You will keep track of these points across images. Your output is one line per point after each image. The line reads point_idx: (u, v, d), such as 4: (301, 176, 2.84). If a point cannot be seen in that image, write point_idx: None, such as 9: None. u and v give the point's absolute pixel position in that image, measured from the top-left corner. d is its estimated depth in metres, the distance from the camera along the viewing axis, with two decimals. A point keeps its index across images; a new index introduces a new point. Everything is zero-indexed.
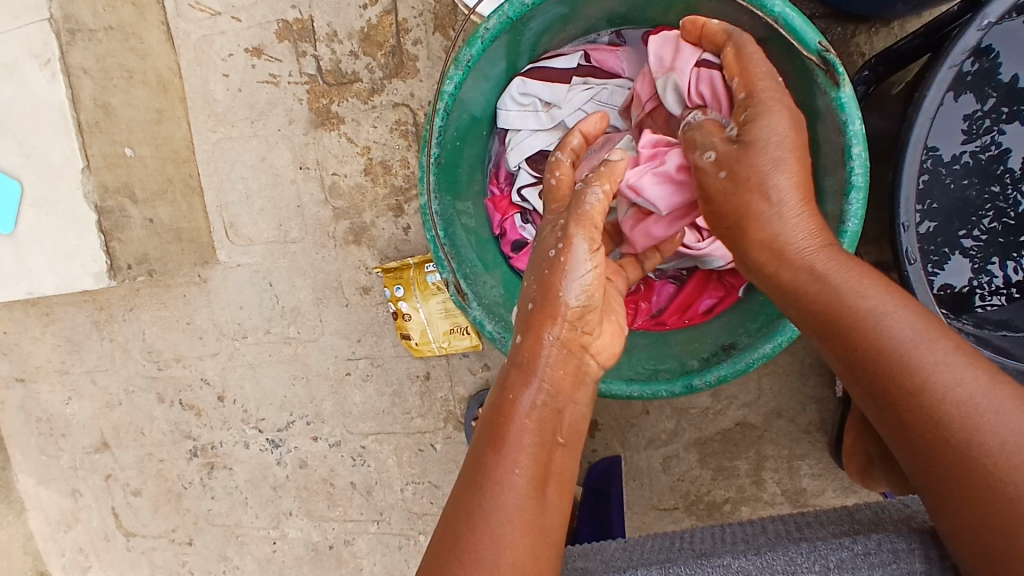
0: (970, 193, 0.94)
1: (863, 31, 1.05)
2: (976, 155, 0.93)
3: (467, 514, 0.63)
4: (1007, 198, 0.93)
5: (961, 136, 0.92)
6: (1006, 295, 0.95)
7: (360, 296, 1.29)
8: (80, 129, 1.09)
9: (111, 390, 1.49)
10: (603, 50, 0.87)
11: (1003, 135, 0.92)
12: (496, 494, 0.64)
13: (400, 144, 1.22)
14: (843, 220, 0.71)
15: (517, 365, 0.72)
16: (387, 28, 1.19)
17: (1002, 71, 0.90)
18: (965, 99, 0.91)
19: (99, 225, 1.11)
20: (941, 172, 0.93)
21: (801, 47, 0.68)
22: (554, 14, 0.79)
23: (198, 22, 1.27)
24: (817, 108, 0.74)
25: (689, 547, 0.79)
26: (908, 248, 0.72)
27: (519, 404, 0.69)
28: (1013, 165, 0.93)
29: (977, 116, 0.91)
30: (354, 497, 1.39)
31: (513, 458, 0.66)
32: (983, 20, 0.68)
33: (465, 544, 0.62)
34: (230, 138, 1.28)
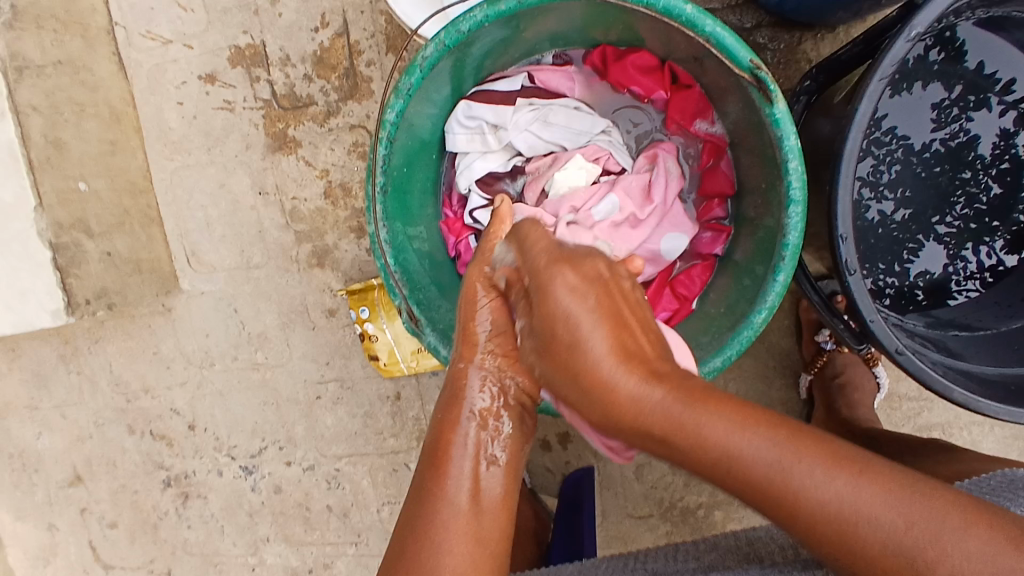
0: (941, 180, 0.95)
1: (808, 38, 1.06)
2: (945, 143, 0.94)
3: (411, 524, 0.65)
4: (978, 183, 0.95)
5: (929, 125, 0.93)
6: (979, 280, 0.96)
7: (326, 319, 1.28)
8: (31, 166, 1.08)
9: (81, 423, 1.47)
10: (546, 70, 0.88)
11: (970, 122, 0.93)
12: (436, 511, 0.65)
13: (359, 165, 1.21)
14: (784, 232, 0.71)
15: (448, 391, 0.72)
16: (340, 51, 1.19)
17: (967, 60, 0.91)
18: (933, 88, 0.92)
19: (54, 262, 1.10)
20: (913, 161, 0.94)
21: (734, 65, 0.68)
22: (495, 39, 0.79)
23: (149, 51, 1.26)
24: (756, 122, 0.74)
25: (642, 567, 0.80)
26: (849, 258, 0.72)
27: (458, 425, 0.70)
28: (983, 151, 0.94)
29: (946, 104, 0.92)
30: (331, 520, 1.39)
31: (452, 472, 0.67)
32: (912, 31, 0.69)
33: (410, 556, 0.63)
34: (187, 166, 1.27)
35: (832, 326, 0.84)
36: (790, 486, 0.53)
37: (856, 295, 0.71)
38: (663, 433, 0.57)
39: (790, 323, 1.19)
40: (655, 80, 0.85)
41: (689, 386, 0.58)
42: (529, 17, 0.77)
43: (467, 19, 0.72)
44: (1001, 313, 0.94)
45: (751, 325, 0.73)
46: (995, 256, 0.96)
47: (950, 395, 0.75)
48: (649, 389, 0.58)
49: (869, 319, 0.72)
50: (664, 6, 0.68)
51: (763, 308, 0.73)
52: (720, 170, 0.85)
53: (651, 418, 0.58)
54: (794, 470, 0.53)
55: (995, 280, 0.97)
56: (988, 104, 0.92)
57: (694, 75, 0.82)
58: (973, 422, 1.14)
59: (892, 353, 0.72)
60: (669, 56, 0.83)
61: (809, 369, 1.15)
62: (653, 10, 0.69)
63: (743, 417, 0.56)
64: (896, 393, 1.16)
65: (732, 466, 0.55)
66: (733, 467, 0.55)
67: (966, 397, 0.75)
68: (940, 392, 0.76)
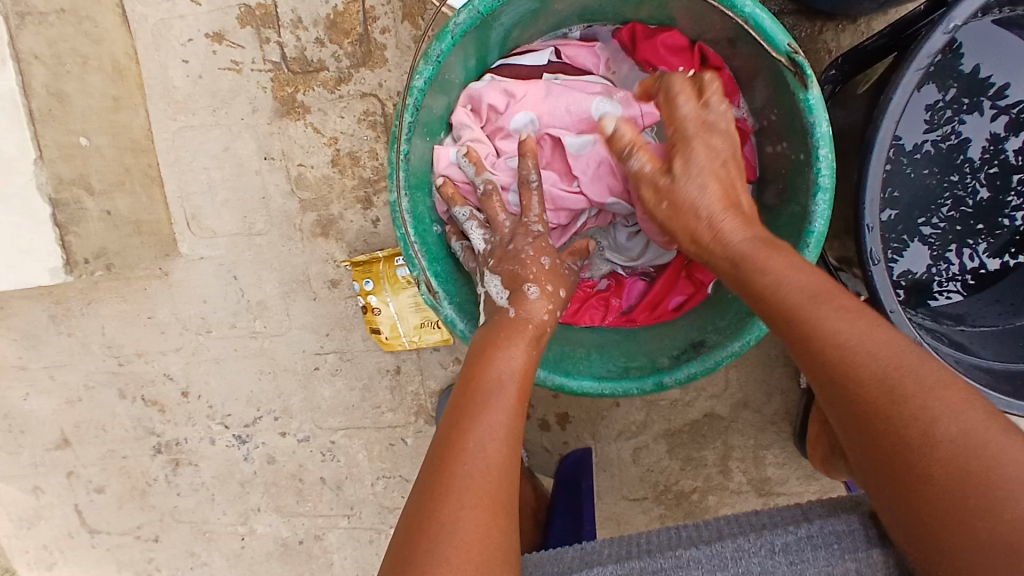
0: (930, 181, 0.95)
1: (829, 28, 1.06)
2: (936, 144, 0.94)
3: (447, 444, 0.62)
4: (966, 186, 0.95)
5: (922, 125, 0.93)
6: (962, 282, 0.97)
7: (327, 290, 1.27)
8: (31, 118, 1.08)
9: (72, 386, 1.44)
10: (573, 46, 0.87)
11: (963, 124, 0.93)
12: (472, 432, 0.62)
13: (369, 135, 1.19)
14: (810, 220, 0.71)
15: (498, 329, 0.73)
16: (354, 16, 1.16)
17: (964, 62, 0.91)
18: (928, 88, 0.92)
19: (54, 219, 1.10)
20: (903, 162, 0.94)
21: (771, 48, 0.67)
22: (526, 11, 0.78)
23: (156, 5, 1.21)
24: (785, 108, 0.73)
25: (644, 543, 0.78)
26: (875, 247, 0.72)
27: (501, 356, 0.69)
28: (973, 155, 0.93)
29: (940, 105, 0.92)
30: (324, 493, 1.38)
31: (490, 398, 0.65)
32: (949, 24, 0.68)
33: (444, 469, 0.60)
34: (191, 127, 1.24)
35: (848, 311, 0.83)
36: (816, 322, 0.62)
37: (879, 285, 0.71)
38: (739, 257, 0.70)
39: None
40: (684, 60, 0.82)
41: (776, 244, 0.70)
42: None
43: None
44: (1002, 309, 0.96)
45: None
46: (978, 259, 0.96)
47: None
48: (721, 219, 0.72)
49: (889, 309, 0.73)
50: None
51: None
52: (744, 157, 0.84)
53: (716, 247, 0.72)
54: (821, 308, 0.62)
55: (977, 282, 0.97)
56: (981, 108, 0.92)
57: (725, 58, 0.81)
58: None
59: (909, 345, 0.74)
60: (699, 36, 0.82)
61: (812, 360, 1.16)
62: None
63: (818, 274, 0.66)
64: None
65: (765, 289, 0.66)
66: (765, 288, 0.66)
67: None
68: None
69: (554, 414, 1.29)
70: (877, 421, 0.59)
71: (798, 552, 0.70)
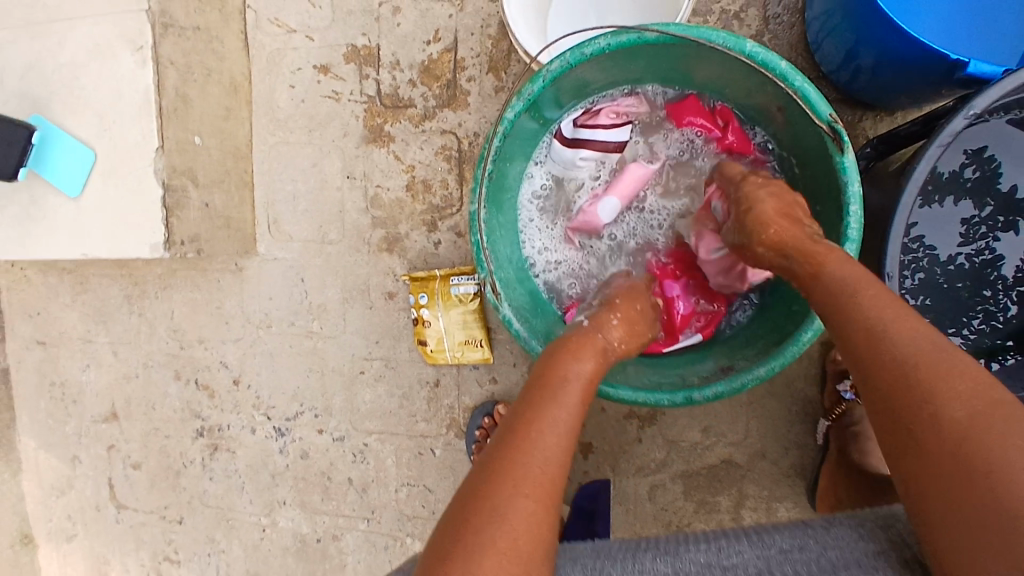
0: (961, 293, 1.08)
1: (868, 117, 1.16)
2: (971, 258, 1.07)
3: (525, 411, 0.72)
4: (997, 303, 1.07)
5: (958, 239, 1.06)
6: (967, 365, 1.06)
7: (384, 301, 1.39)
8: (160, 112, 1.17)
9: (130, 363, 1.55)
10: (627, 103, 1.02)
11: (998, 241, 1.06)
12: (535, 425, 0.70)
13: (443, 167, 1.34)
14: None
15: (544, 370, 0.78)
16: (446, 64, 1.32)
17: (1002, 182, 1.04)
18: (965, 205, 1.05)
19: (163, 201, 1.18)
20: (937, 271, 1.07)
21: (815, 116, 0.80)
22: (595, 67, 0.91)
23: (275, 36, 1.38)
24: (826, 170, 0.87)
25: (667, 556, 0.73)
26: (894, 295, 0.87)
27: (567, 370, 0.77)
28: (1005, 272, 1.07)
29: (976, 221, 1.06)
30: (349, 493, 1.46)
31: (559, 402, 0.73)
32: (970, 110, 0.79)
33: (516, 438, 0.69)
34: (287, 142, 1.40)
35: None
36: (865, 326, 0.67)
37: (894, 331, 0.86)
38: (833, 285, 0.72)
39: (815, 373, 1.27)
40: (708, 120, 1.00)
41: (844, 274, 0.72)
42: (634, 54, 0.90)
43: (591, 45, 0.85)
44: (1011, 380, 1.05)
45: (799, 340, 0.81)
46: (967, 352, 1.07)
47: None
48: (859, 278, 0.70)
49: None
50: (762, 60, 0.81)
51: (811, 327, 0.81)
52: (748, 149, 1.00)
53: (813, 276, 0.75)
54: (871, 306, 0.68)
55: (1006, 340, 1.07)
56: (1016, 227, 1.05)
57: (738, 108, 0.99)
58: None
59: None
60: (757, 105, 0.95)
61: (828, 416, 1.20)
62: (754, 61, 0.81)
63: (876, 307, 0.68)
64: None
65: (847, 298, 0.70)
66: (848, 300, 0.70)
67: None
68: None
69: (578, 443, 1.35)
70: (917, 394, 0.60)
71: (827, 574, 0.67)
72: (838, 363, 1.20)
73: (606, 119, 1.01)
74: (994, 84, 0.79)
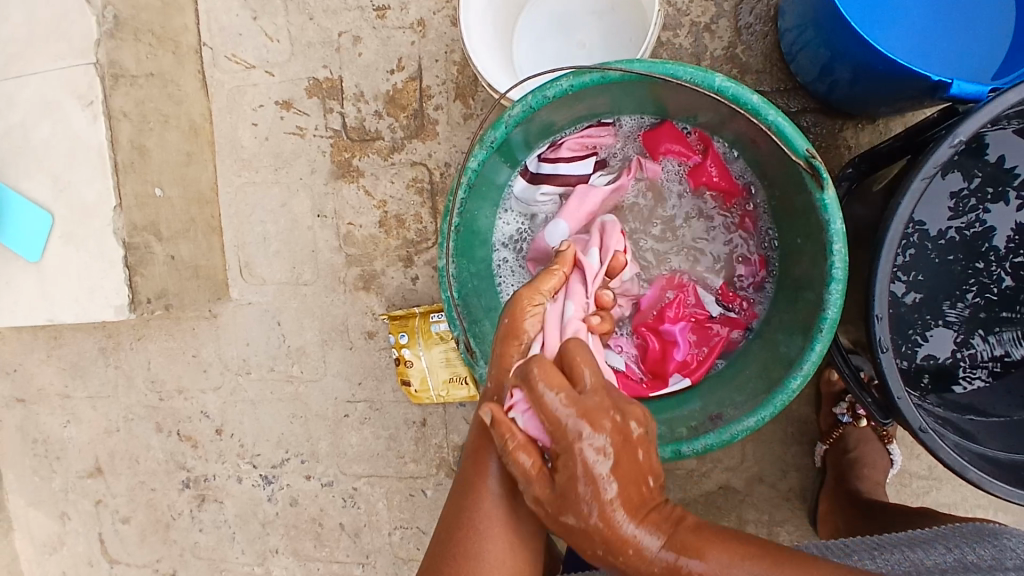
0: (955, 267, 0.99)
1: (850, 127, 1.12)
2: (961, 231, 0.98)
3: (458, 514, 0.74)
4: (990, 274, 1.00)
5: (947, 214, 0.97)
6: (987, 370, 1.01)
7: (364, 340, 1.34)
8: (116, 168, 1.14)
9: (110, 417, 1.51)
10: (595, 133, 0.96)
11: (987, 213, 0.97)
12: (477, 508, 0.73)
13: (415, 200, 1.29)
14: (824, 306, 0.79)
15: (465, 483, 0.75)
16: (411, 93, 1.27)
17: (987, 154, 0.95)
18: (952, 177, 0.96)
19: (125, 260, 1.15)
20: (928, 247, 0.99)
21: (790, 152, 0.76)
22: (558, 107, 0.86)
23: (233, 73, 1.33)
24: (805, 205, 0.82)
25: None
26: (881, 337, 0.79)
27: (489, 454, 0.74)
28: (997, 244, 0.98)
29: (964, 195, 0.97)
30: (342, 539, 1.42)
31: (488, 483, 0.73)
32: (954, 138, 0.74)
33: (457, 526, 0.73)
34: (253, 182, 1.35)
35: (859, 399, 0.93)
36: None
37: (887, 373, 0.78)
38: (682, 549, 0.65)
39: (811, 391, 1.22)
40: (685, 147, 0.95)
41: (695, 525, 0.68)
42: (600, 91, 0.85)
43: (553, 86, 0.79)
44: (1012, 402, 1.00)
45: (787, 389, 0.80)
46: (1003, 346, 1.01)
47: (966, 475, 0.82)
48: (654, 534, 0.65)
49: (896, 396, 0.80)
50: (732, 94, 0.76)
51: (799, 373, 0.80)
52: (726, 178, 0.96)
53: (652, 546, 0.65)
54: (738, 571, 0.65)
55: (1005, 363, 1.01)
56: (1005, 198, 0.96)
57: (713, 135, 0.94)
58: (979, 506, 1.17)
59: (915, 430, 0.80)
60: (731, 127, 0.89)
61: (825, 439, 1.19)
62: (722, 98, 0.76)
63: (732, 552, 0.66)
64: (907, 470, 1.19)
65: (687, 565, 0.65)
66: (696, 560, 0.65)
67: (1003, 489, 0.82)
68: (957, 471, 0.82)
69: None
70: None
71: None
72: (833, 385, 1.18)
73: (568, 151, 0.96)
74: (980, 108, 0.74)
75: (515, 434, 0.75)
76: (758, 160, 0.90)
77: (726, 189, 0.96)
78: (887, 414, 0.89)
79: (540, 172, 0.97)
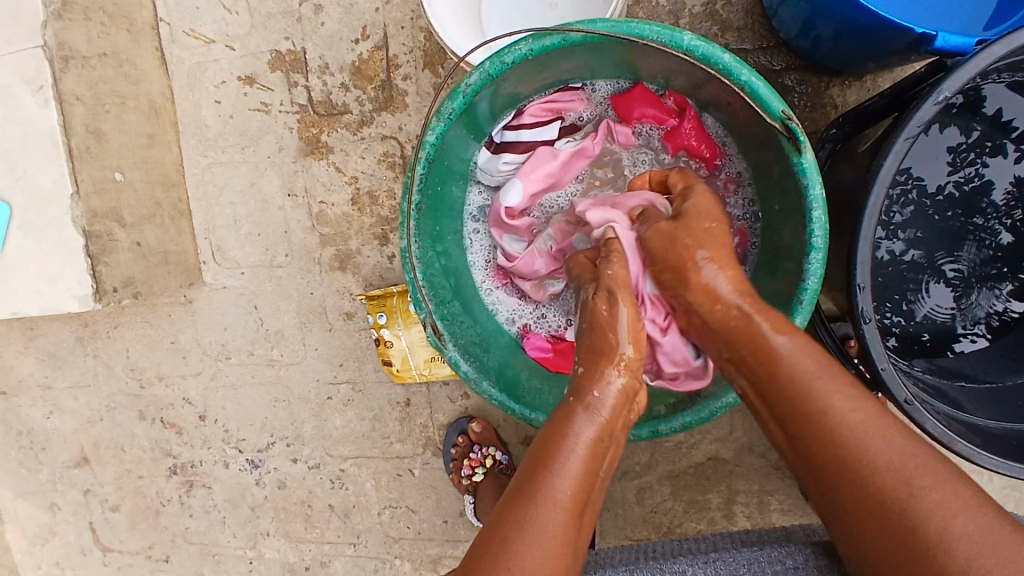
0: (954, 224, 0.96)
1: (836, 84, 1.07)
2: (960, 186, 0.94)
3: (530, 496, 0.65)
4: (989, 230, 0.96)
5: (946, 168, 0.94)
6: (984, 326, 0.99)
7: (343, 322, 1.31)
8: (71, 154, 1.09)
9: (93, 406, 1.49)
10: (561, 97, 0.91)
11: (986, 167, 0.93)
12: (543, 507, 0.64)
13: (388, 175, 1.24)
14: (804, 276, 0.75)
15: (541, 450, 0.69)
16: (378, 63, 1.21)
17: (986, 107, 0.92)
18: (950, 131, 0.92)
19: (86, 249, 1.12)
20: (926, 203, 0.95)
21: (765, 114, 0.72)
22: (521, 74, 0.81)
23: (192, 49, 1.27)
24: (784, 170, 0.78)
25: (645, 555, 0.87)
26: (864, 308, 0.76)
27: (575, 428, 0.69)
28: (997, 199, 0.94)
29: (963, 148, 0.93)
30: (332, 520, 1.41)
31: (560, 472, 0.66)
32: (940, 94, 0.70)
33: (517, 519, 0.64)
34: (220, 163, 1.30)
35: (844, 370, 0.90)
36: (822, 414, 0.64)
37: (870, 344, 0.75)
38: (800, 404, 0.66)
39: None
40: (660, 111, 0.90)
41: (803, 343, 0.69)
42: (564, 56, 0.80)
43: (512, 51, 0.75)
44: (1006, 367, 0.97)
45: None
46: (1002, 302, 0.97)
47: (954, 447, 0.79)
48: (776, 334, 0.69)
49: (880, 367, 0.77)
50: (702, 53, 0.72)
51: None
52: (703, 141, 0.90)
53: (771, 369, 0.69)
54: (821, 398, 0.65)
55: (1001, 327, 0.98)
56: (1004, 151, 0.92)
57: (689, 96, 0.89)
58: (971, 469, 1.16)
59: (901, 402, 0.78)
60: (706, 89, 0.84)
61: None
62: (692, 58, 0.72)
63: (813, 363, 0.67)
64: None
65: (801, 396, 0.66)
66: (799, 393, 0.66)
67: (993, 461, 0.79)
68: (942, 444, 0.80)
69: None
70: (833, 471, 0.63)
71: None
72: None
73: (532, 118, 0.91)
74: (964, 62, 0.69)
75: (609, 420, 0.71)
76: (735, 123, 0.86)
77: (702, 152, 0.91)
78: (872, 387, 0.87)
79: (503, 141, 0.92)
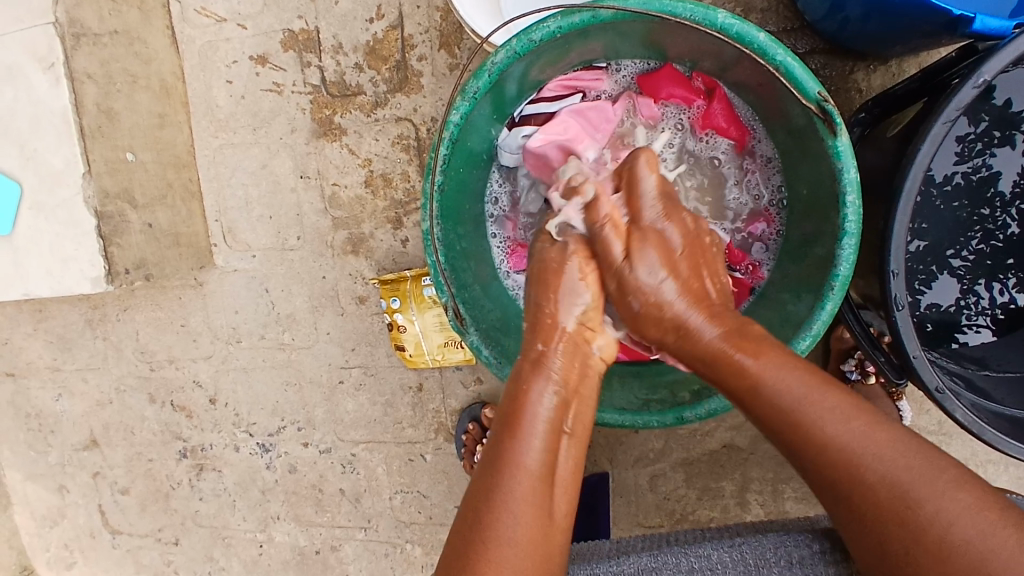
0: (960, 214, 0.95)
1: (860, 68, 1.05)
2: (967, 176, 0.93)
3: (485, 491, 0.66)
4: (996, 220, 0.95)
5: (952, 159, 0.93)
6: (990, 317, 0.97)
7: (355, 306, 1.30)
8: (82, 133, 1.08)
9: (103, 389, 1.48)
10: (585, 74, 0.90)
11: (994, 158, 0.92)
12: (510, 477, 0.65)
13: (402, 157, 1.22)
14: (836, 263, 0.74)
15: (505, 420, 0.70)
16: (393, 43, 1.19)
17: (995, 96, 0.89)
18: (958, 121, 0.90)
19: (98, 230, 1.10)
20: (932, 192, 0.95)
21: (800, 96, 0.70)
22: (549, 53, 0.79)
23: (203, 27, 1.25)
24: (815, 154, 0.76)
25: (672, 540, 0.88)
26: (898, 295, 0.75)
27: (530, 398, 0.70)
28: (1003, 188, 0.93)
29: (970, 138, 0.91)
30: (343, 504, 1.41)
31: (527, 439, 0.68)
32: (980, 77, 0.68)
33: (489, 500, 0.65)
34: (232, 144, 1.28)
35: (872, 357, 0.89)
36: (858, 464, 0.62)
37: (901, 332, 0.74)
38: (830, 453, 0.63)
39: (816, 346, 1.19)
40: (687, 91, 0.88)
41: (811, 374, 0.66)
42: (592, 35, 0.78)
43: (539, 28, 0.73)
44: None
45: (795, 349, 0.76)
46: (1008, 294, 0.97)
47: (982, 436, 0.79)
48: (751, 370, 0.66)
49: (912, 356, 0.76)
50: (736, 32, 0.70)
51: (808, 334, 0.76)
52: (728, 123, 0.89)
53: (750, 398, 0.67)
54: (859, 448, 0.62)
55: (1006, 320, 0.98)
56: (1013, 141, 0.91)
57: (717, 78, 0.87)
58: (988, 459, 1.15)
59: (931, 391, 0.77)
60: (734, 71, 0.83)
61: None
62: (726, 36, 0.70)
63: (845, 405, 0.65)
64: (916, 425, 1.17)
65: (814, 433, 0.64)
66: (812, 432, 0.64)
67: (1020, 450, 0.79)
68: (972, 433, 0.79)
69: None
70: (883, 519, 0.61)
71: (813, 565, 0.78)
72: (844, 341, 1.15)
73: (552, 93, 0.90)
74: (1006, 44, 0.68)
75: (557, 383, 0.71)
76: (763, 106, 0.84)
77: (728, 134, 0.89)
78: (903, 374, 0.85)
79: (523, 112, 0.91)
